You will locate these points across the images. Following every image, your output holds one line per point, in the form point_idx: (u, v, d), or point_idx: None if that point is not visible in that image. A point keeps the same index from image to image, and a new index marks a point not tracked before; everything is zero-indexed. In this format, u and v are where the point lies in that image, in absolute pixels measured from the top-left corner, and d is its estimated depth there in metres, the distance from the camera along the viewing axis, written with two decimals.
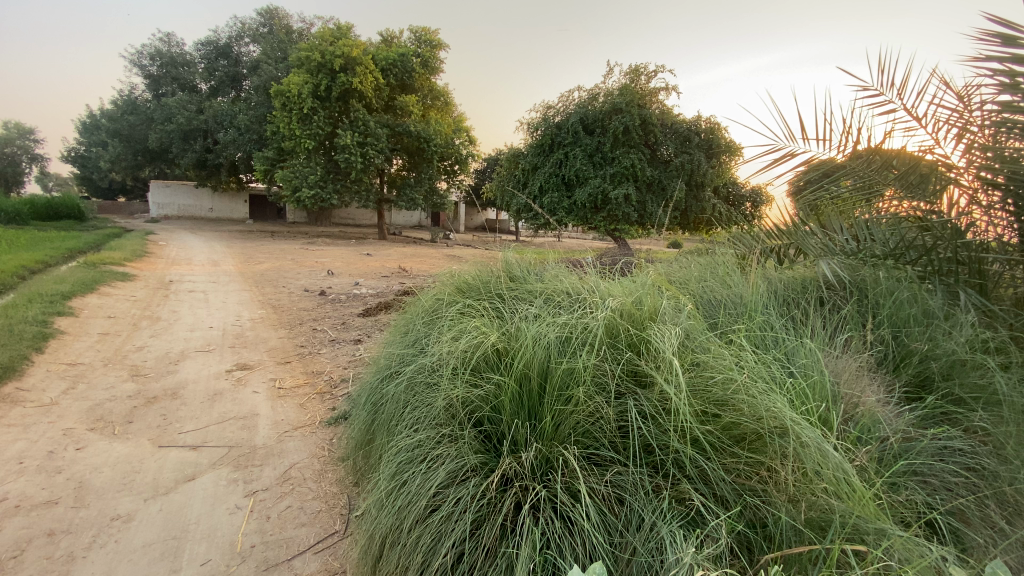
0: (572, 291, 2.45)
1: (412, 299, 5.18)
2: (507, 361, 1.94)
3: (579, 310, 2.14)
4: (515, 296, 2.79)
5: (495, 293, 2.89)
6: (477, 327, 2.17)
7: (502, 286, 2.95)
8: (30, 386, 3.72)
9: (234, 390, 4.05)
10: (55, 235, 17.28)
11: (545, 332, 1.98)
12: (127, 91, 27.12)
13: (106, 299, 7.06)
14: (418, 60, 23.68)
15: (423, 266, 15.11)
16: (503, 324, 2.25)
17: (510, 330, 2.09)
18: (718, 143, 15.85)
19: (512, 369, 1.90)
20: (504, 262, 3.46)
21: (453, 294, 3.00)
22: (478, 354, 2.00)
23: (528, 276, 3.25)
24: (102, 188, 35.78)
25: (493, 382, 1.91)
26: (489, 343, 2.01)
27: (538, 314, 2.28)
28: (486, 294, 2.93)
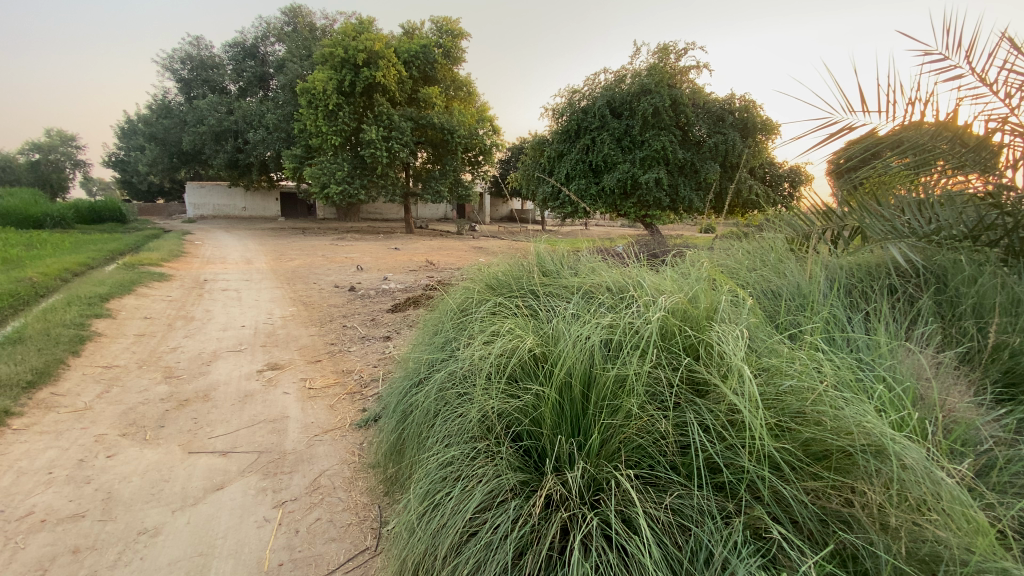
0: (614, 287, 2.24)
1: (441, 294, 5.03)
2: (547, 368, 1.75)
3: (624, 308, 1.93)
4: (550, 293, 2.59)
5: (529, 289, 2.70)
6: (511, 329, 1.98)
7: (535, 282, 2.75)
8: (66, 391, 3.74)
9: (264, 391, 3.99)
10: (99, 238, 17.97)
11: (588, 334, 1.77)
12: (160, 95, 27.90)
13: (143, 300, 7.21)
14: (440, 51, 23.50)
15: (450, 258, 15.05)
16: (539, 325, 2.06)
17: (549, 333, 1.89)
18: (753, 121, 15.16)
19: (553, 376, 1.71)
20: (536, 256, 3.25)
21: (483, 292, 2.82)
22: (515, 360, 1.81)
23: (562, 270, 3.03)
24: (141, 191, 37.13)
25: (533, 392, 1.72)
26: (527, 347, 1.82)
27: (577, 313, 2.08)
28: (518, 291, 2.74)
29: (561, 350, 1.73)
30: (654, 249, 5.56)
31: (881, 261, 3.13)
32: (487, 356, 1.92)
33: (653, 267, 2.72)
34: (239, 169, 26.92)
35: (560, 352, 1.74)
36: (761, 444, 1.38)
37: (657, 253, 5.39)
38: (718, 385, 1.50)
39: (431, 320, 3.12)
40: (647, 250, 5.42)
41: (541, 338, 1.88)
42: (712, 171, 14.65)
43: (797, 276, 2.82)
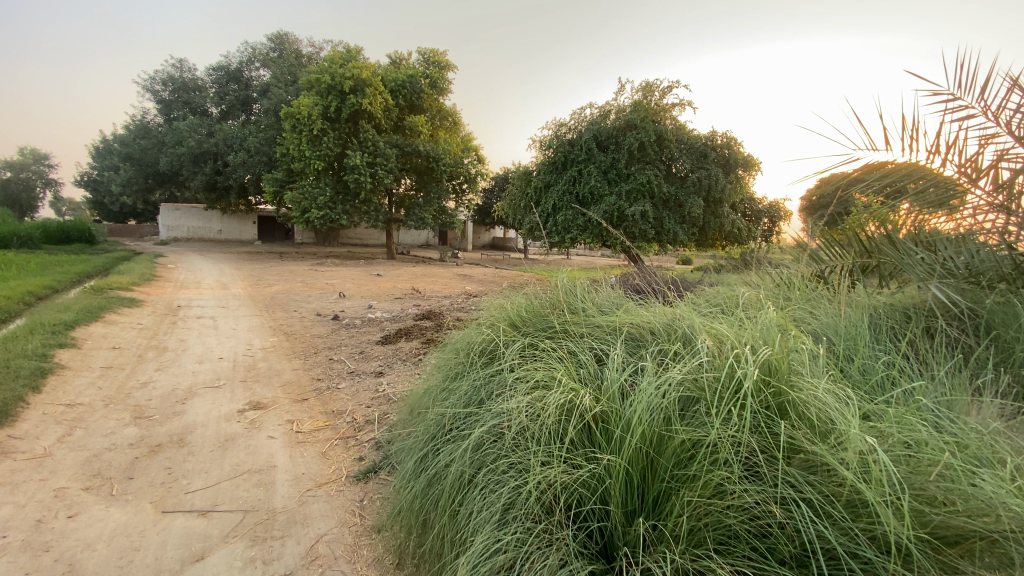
0: (668, 332, 2.02)
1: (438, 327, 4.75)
2: (614, 432, 1.50)
3: (693, 356, 1.70)
4: (585, 331, 2.34)
5: (559, 325, 2.46)
6: (561, 379, 1.72)
7: (567, 319, 2.50)
8: (23, 433, 3.31)
9: (247, 435, 3.61)
10: (64, 259, 17.17)
11: (661, 388, 1.53)
12: (139, 116, 27.44)
13: (112, 328, 6.69)
14: (427, 81, 23.79)
15: (435, 287, 14.78)
16: (592, 376, 1.81)
17: (608, 385, 1.66)
18: (736, 158, 15.44)
19: (620, 440, 1.48)
20: (561, 289, 2.99)
21: (508, 330, 2.56)
22: (572, 416, 1.58)
23: (592, 305, 2.78)
24: (112, 212, 36.05)
25: (600, 462, 1.47)
26: (583, 402, 1.59)
27: (633, 361, 1.85)
28: (548, 330, 2.48)
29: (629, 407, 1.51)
30: (681, 284, 5.01)
31: (920, 301, 3.01)
32: (536, 414, 1.65)
33: (692, 306, 2.54)
34: (217, 192, 26.34)
35: (628, 410, 1.51)
36: (891, 528, 1.17)
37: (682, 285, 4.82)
38: (823, 456, 1.31)
39: (445, 357, 2.89)
40: (670, 281, 4.85)
41: (600, 392, 1.65)
42: (697, 205, 14.83)
43: (831, 317, 2.71)
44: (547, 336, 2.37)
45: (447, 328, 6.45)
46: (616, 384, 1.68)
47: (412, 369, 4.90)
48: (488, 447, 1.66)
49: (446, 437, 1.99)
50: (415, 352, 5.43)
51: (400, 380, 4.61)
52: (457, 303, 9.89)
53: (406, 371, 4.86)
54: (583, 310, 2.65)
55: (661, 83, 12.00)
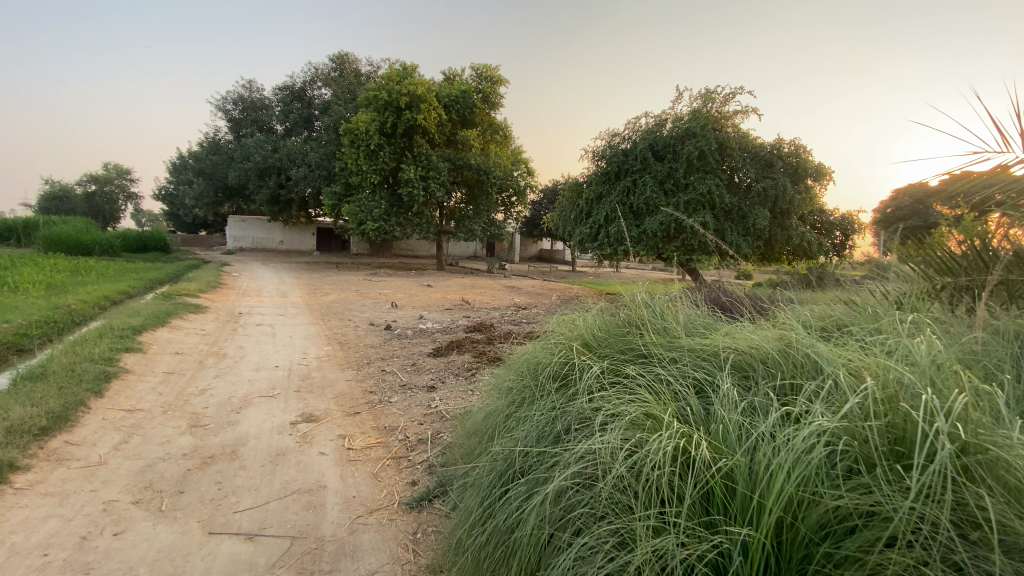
0: (789, 365, 1.70)
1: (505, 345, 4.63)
2: (749, 497, 1.23)
3: (838, 401, 1.39)
4: (675, 353, 2.02)
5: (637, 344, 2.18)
6: (670, 425, 1.44)
7: (649, 339, 2.17)
8: (81, 439, 3.32)
9: (299, 449, 3.48)
10: (141, 267, 18.38)
11: (808, 445, 1.24)
12: (212, 134, 29.32)
13: (176, 333, 6.91)
14: (479, 96, 24.06)
15: (484, 298, 14.67)
16: (703, 418, 1.52)
17: (729, 433, 1.39)
18: (804, 167, 14.77)
19: (756, 508, 1.21)
20: (639, 304, 2.61)
21: (581, 351, 2.26)
22: (689, 470, 1.32)
23: (674, 322, 2.43)
24: (185, 223, 38.61)
25: (732, 538, 1.20)
26: (702, 453, 1.33)
27: (752, 403, 1.55)
28: (627, 351, 2.17)
29: (765, 464, 1.24)
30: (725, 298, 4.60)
31: None
32: (640, 463, 1.38)
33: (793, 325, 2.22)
34: (279, 205, 27.61)
35: (763, 468, 1.25)
36: None
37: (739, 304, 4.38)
38: None
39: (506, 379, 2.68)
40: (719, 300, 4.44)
41: (720, 442, 1.38)
42: (762, 217, 13.99)
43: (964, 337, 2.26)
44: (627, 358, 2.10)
45: (500, 342, 6.21)
46: (739, 429, 1.41)
47: (466, 385, 4.67)
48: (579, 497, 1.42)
49: (517, 476, 1.73)
50: (468, 367, 5.20)
51: (454, 397, 4.39)
52: (508, 316, 9.66)
53: (460, 387, 4.64)
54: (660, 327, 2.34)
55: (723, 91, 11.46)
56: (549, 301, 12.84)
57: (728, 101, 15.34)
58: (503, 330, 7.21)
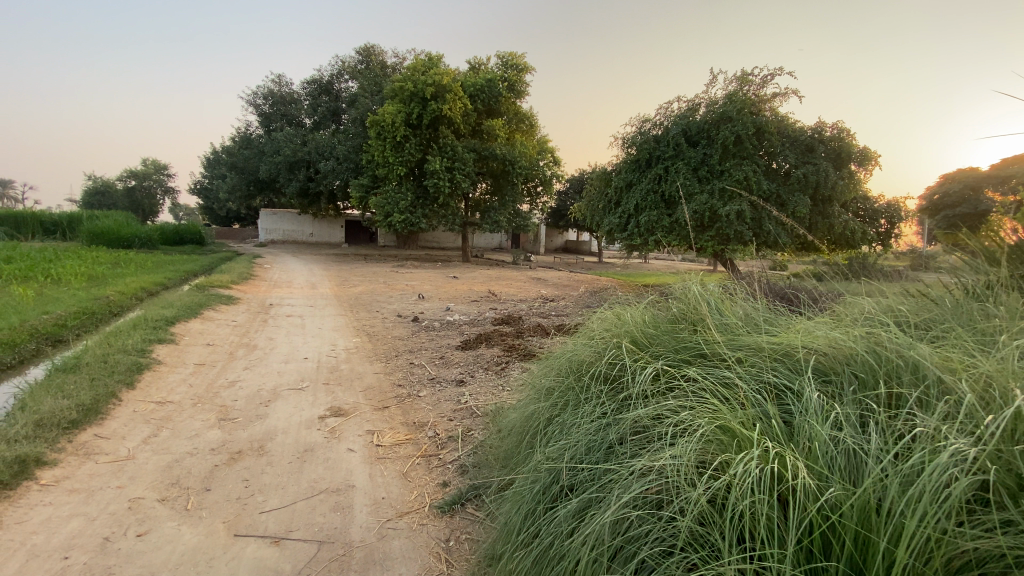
0: (887, 369, 1.50)
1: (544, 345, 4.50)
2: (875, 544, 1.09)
3: (969, 426, 1.23)
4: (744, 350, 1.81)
5: (690, 339, 2.00)
6: (766, 451, 1.26)
7: (708, 336, 1.95)
8: (111, 433, 3.32)
9: (327, 445, 3.38)
10: (178, 259, 18.91)
11: (947, 487, 1.09)
12: (243, 129, 29.88)
13: (208, 324, 6.98)
14: (505, 85, 23.73)
15: (511, 290, 14.50)
16: (799, 437, 1.34)
17: (833, 461, 1.26)
18: (846, 151, 14.06)
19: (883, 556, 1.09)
20: (695, 296, 2.33)
21: (631, 349, 2.04)
22: (791, 504, 1.17)
23: (731, 315, 2.19)
24: (219, 216, 39.64)
25: None
26: (802, 481, 1.18)
27: (855, 419, 1.37)
28: (685, 349, 1.95)
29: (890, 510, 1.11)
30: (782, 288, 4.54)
31: None
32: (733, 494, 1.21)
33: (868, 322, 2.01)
34: (308, 198, 27.99)
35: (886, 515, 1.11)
36: None
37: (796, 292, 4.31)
38: None
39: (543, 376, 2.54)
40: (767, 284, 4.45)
41: (820, 467, 1.24)
42: (802, 204, 13.40)
43: None
44: (681, 355, 1.91)
45: (530, 335, 6.02)
46: (840, 456, 1.27)
47: (496, 379, 4.51)
48: (647, 521, 1.27)
49: (566, 492, 1.57)
50: (498, 360, 5.04)
51: (484, 392, 4.24)
52: (536, 308, 9.47)
53: (490, 382, 4.48)
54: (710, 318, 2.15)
55: (762, 72, 10.91)
56: (577, 292, 12.59)
57: (766, 83, 14.67)
58: (532, 323, 7.02)
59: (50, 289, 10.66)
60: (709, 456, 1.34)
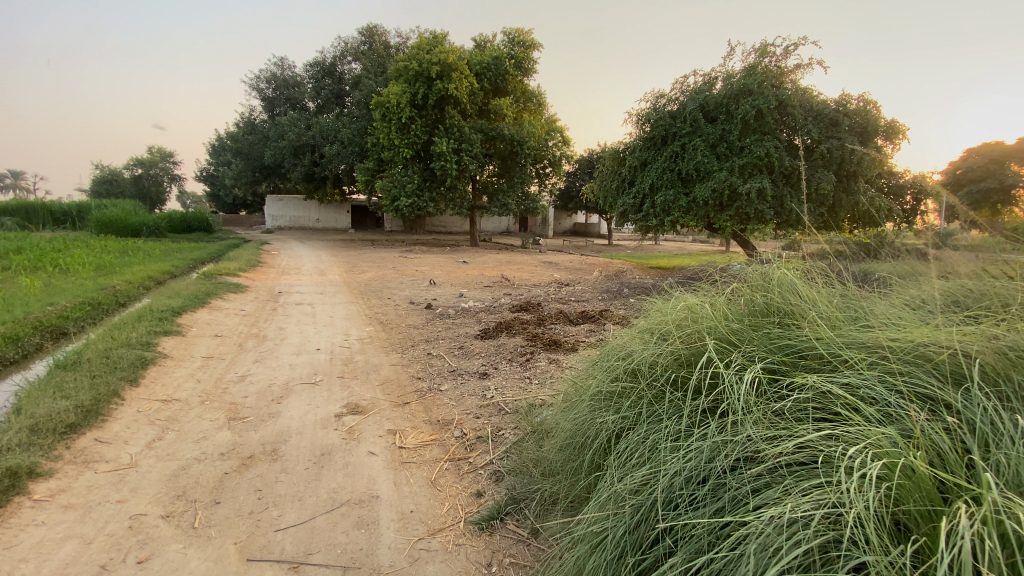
0: None
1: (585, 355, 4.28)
2: None
3: None
4: (874, 353, 1.53)
5: (782, 334, 1.74)
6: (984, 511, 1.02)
7: (821, 331, 1.66)
8: (113, 436, 3.07)
9: (346, 448, 3.10)
10: (186, 247, 18.75)
11: None
12: (247, 114, 29.48)
13: (217, 314, 6.73)
14: (512, 63, 23.07)
15: (523, 274, 14.18)
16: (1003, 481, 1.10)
17: None
18: (873, 125, 13.45)
19: None
20: (782, 282, 2.02)
21: (723, 349, 1.77)
22: None
23: (829, 305, 1.89)
24: (226, 203, 39.44)
25: None
26: None
27: None
28: (793, 348, 1.67)
29: None
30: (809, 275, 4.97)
31: None
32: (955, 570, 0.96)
33: (972, 318, 1.83)
34: (314, 183, 27.61)
35: None
36: None
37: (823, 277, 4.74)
38: None
39: (595, 375, 2.28)
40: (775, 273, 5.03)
41: None
42: (827, 180, 13.04)
43: None
44: (775, 353, 1.67)
45: (553, 323, 5.70)
46: None
47: (523, 373, 4.21)
48: None
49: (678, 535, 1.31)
50: (522, 351, 4.73)
51: (511, 385, 3.95)
52: (552, 293, 9.14)
53: (516, 375, 4.17)
54: (791, 304, 1.89)
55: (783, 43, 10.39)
56: (592, 276, 12.23)
57: (788, 54, 14.02)
58: (552, 309, 6.70)
59: (57, 279, 10.47)
60: (881, 506, 1.11)
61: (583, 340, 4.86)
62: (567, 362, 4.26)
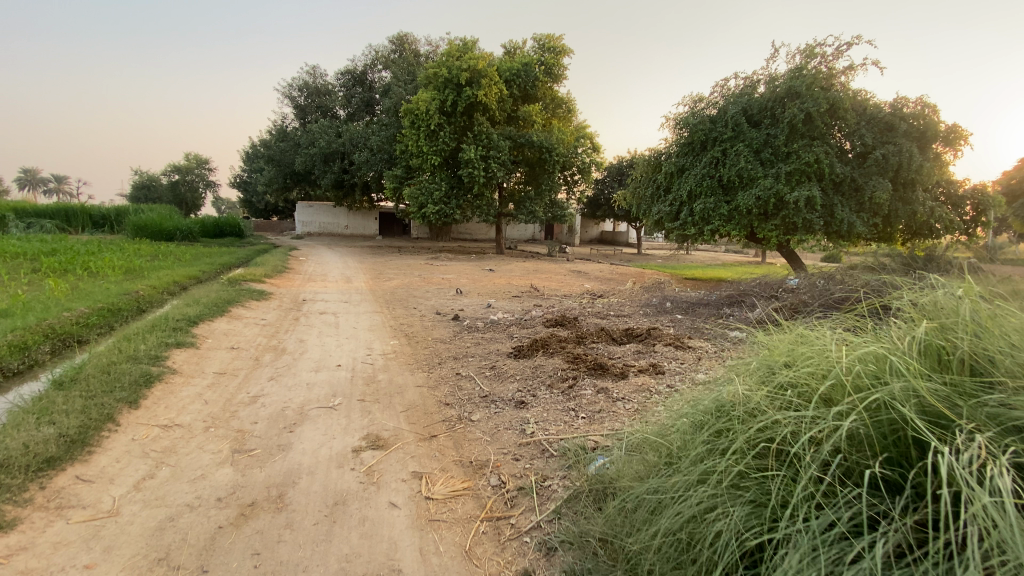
0: None
1: (634, 387, 3.70)
2: None
3: None
4: None
5: (999, 405, 1.39)
6: None
7: None
8: (99, 474, 2.69)
9: (363, 495, 2.61)
10: (217, 251, 18.91)
11: None
12: (280, 121, 29.93)
13: (235, 323, 6.40)
14: (542, 69, 22.69)
15: (552, 284, 13.64)
16: None
17: None
18: (934, 129, 12.47)
19: None
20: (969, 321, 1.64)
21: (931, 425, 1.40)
22: None
23: None
24: (258, 209, 40.19)
25: None
26: None
27: None
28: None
29: None
30: (821, 306, 5.71)
31: None
32: None
33: None
34: (343, 189, 27.68)
35: None
36: None
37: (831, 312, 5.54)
38: None
39: (708, 434, 1.91)
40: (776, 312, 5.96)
41: None
42: (882, 188, 12.18)
43: None
44: (1000, 435, 1.33)
45: (595, 342, 5.14)
46: None
47: (566, 403, 3.66)
48: None
49: None
50: (562, 374, 4.17)
51: (553, 419, 3.41)
52: (587, 306, 8.57)
53: (558, 406, 3.63)
54: (1001, 359, 1.49)
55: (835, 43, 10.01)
56: (626, 288, 11.61)
57: (839, 54, 13.18)
58: (591, 326, 6.12)
59: (86, 283, 10.44)
60: None
61: (632, 365, 4.29)
62: (618, 392, 3.69)
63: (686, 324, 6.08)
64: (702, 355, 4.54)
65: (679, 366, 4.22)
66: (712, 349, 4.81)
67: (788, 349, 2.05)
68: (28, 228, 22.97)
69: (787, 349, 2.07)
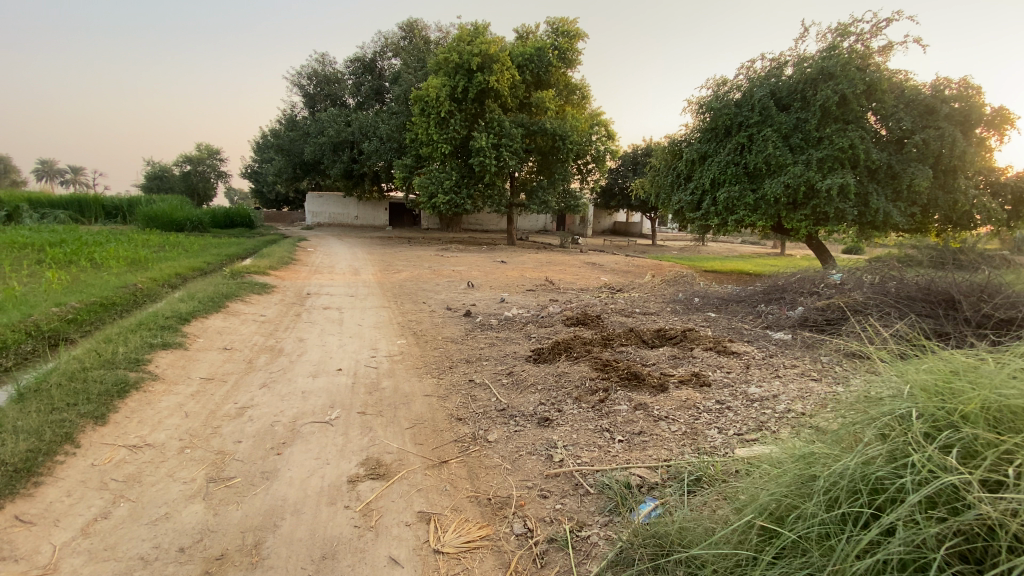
0: None
1: (681, 407, 3.19)
2: None
3: None
4: None
5: None
6: None
7: None
8: (41, 514, 2.25)
9: (358, 547, 2.12)
10: (227, 242, 18.62)
11: None
12: (289, 110, 29.52)
13: (232, 320, 5.96)
14: (555, 54, 21.93)
15: (568, 276, 13.09)
16: None
17: None
18: (978, 112, 11.67)
19: None
20: None
21: None
22: None
23: None
24: (269, 200, 40.01)
25: None
26: None
27: None
28: None
29: None
30: (874, 304, 5.14)
31: None
32: None
33: None
34: (353, 179, 27.27)
35: None
36: None
37: (887, 311, 4.98)
38: None
39: (877, 525, 1.38)
40: (823, 311, 5.39)
41: None
42: (922, 175, 11.43)
43: None
44: None
45: (623, 344, 4.62)
46: None
47: (599, 421, 3.16)
48: None
49: None
50: (591, 384, 3.66)
51: (585, 441, 2.92)
52: (607, 301, 8.02)
53: (589, 424, 3.13)
54: None
55: (870, 23, 10.47)
56: (645, 281, 11.06)
57: (876, 33, 12.36)
58: (616, 325, 5.58)
59: (88, 275, 10.11)
60: None
61: (671, 374, 3.76)
62: (659, 410, 3.18)
63: (722, 324, 5.52)
64: (749, 363, 4.01)
65: (725, 377, 3.68)
66: (758, 355, 4.26)
67: (970, 400, 1.50)
68: (42, 219, 22.92)
69: (967, 395, 1.53)
